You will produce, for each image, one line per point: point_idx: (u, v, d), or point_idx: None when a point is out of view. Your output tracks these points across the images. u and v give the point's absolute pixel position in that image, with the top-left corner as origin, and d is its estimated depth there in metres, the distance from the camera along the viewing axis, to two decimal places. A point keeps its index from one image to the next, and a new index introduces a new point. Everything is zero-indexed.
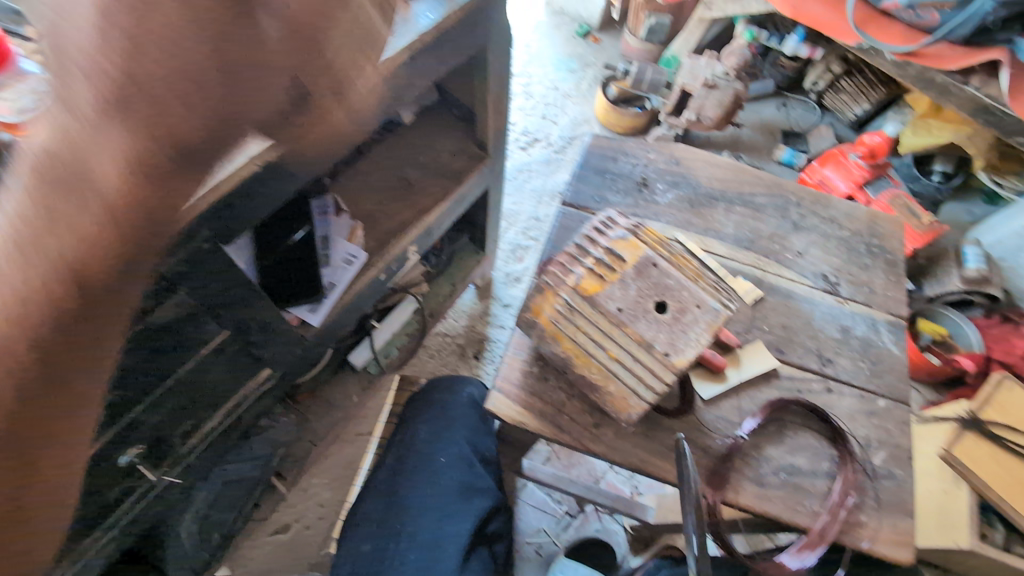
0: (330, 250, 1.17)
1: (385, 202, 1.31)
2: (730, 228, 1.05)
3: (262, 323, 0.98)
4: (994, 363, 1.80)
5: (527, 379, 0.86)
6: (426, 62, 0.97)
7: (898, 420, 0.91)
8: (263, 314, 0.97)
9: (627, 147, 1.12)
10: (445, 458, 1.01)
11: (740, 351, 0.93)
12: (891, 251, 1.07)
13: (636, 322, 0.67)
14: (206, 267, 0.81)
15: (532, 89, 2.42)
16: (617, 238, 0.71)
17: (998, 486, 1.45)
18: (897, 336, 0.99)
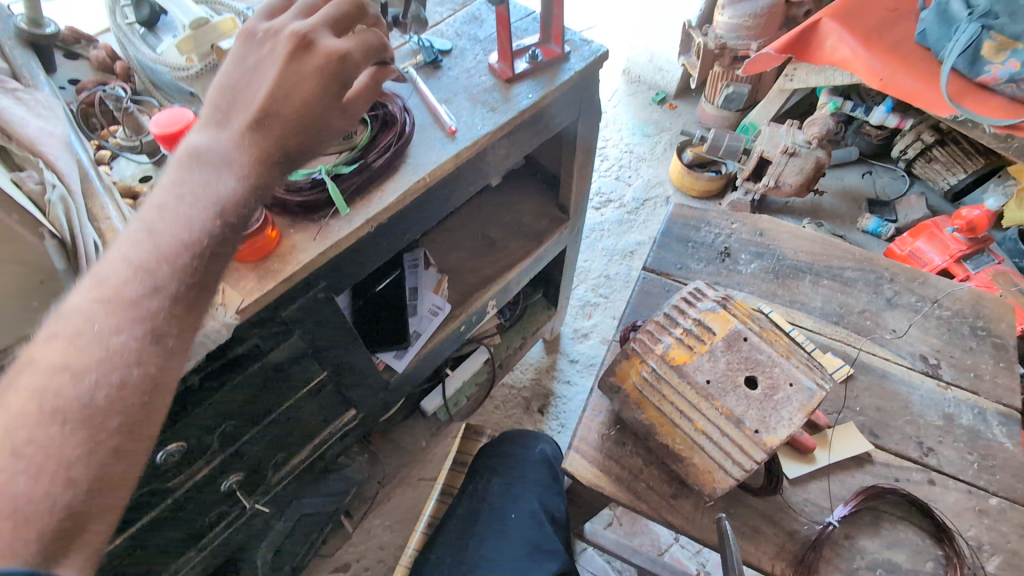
0: (417, 300, 1.26)
1: (469, 258, 1.39)
2: (818, 301, 1.03)
3: (353, 365, 1.06)
4: None
5: (605, 441, 0.87)
6: (522, 135, 1.06)
7: (1015, 522, 0.83)
8: (355, 357, 1.05)
9: (710, 216, 1.14)
10: (516, 514, 1.01)
11: (830, 430, 0.89)
12: (1000, 334, 1.01)
13: (726, 396, 0.68)
14: (319, 314, 0.89)
15: (607, 151, 2.51)
16: (707, 310, 0.73)
17: None
18: (1009, 428, 0.91)
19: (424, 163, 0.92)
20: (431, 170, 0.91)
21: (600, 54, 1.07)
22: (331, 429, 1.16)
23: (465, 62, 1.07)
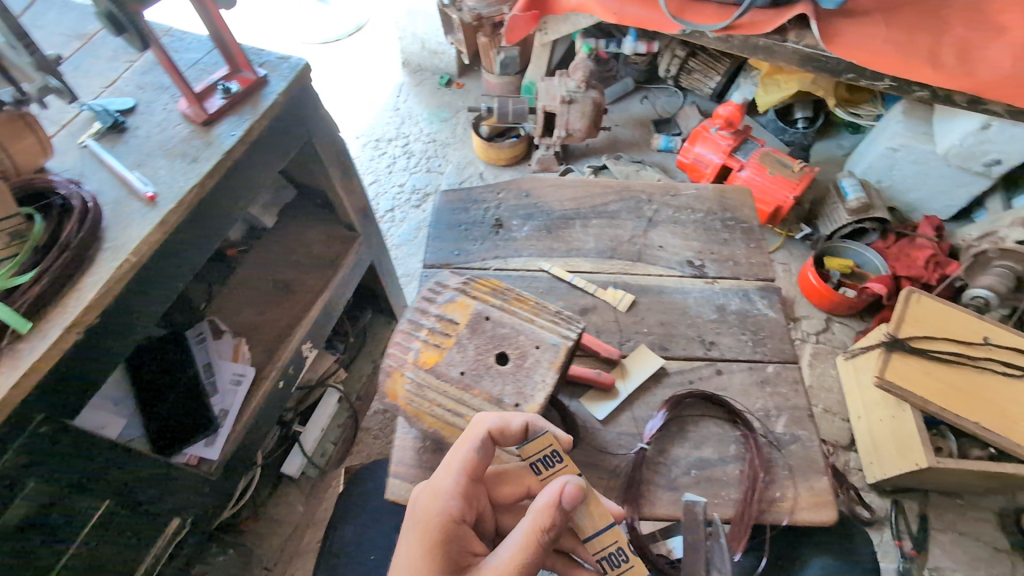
0: (214, 375, 1.14)
1: (266, 309, 1.28)
2: (591, 242, 1.08)
3: (143, 479, 0.94)
4: (902, 280, 1.87)
5: (421, 456, 0.84)
6: (249, 173, 0.97)
7: (790, 380, 0.93)
8: (144, 469, 0.94)
9: (476, 194, 1.14)
10: (376, 555, 0.96)
11: (625, 360, 0.93)
12: (745, 219, 1.11)
13: (481, 381, 0.67)
14: (57, 448, 0.77)
15: (410, 146, 2.46)
16: (447, 301, 0.72)
17: (937, 398, 1.47)
18: (769, 299, 1.02)
19: (123, 241, 0.81)
20: (134, 247, 0.80)
21: (302, 67, 1.00)
22: (154, 549, 1.03)
23: (154, 116, 0.95)
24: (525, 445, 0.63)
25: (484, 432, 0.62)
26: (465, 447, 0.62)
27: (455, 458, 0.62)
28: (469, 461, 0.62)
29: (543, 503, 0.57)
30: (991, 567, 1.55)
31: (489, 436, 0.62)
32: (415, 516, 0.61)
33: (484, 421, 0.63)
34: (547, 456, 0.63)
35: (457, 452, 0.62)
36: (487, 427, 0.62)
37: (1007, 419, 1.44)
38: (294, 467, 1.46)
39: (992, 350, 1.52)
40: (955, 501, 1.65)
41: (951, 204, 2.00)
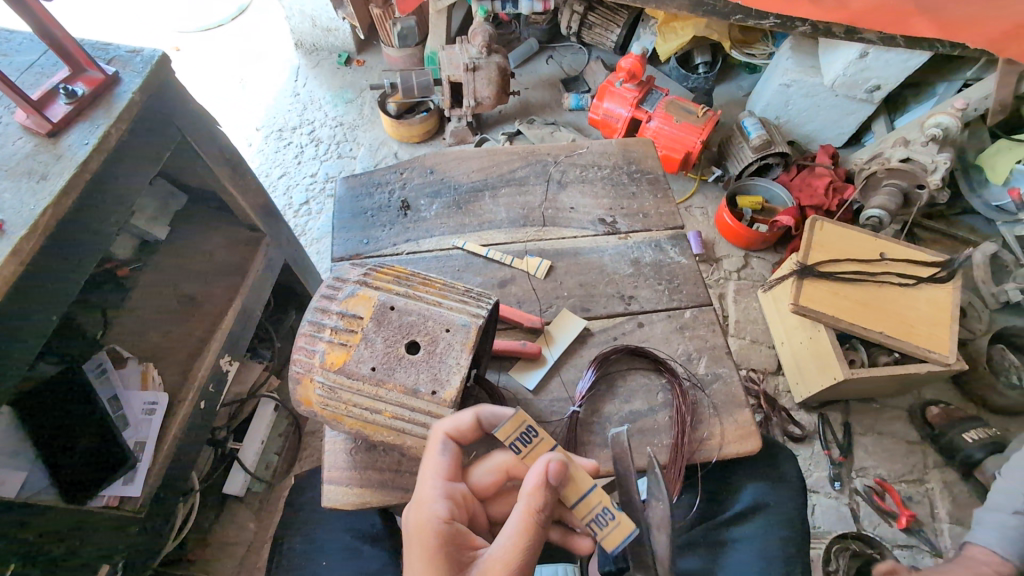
0: (123, 408, 1.04)
1: (172, 328, 1.18)
2: (503, 213, 1.06)
3: (51, 533, 0.87)
4: (807, 209, 1.99)
5: (354, 456, 0.81)
6: (117, 185, 0.88)
7: (706, 322, 0.96)
8: (51, 524, 0.87)
9: (378, 176, 1.09)
10: (327, 561, 0.93)
11: (548, 328, 0.94)
12: (650, 170, 1.13)
13: (394, 373, 0.65)
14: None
15: (315, 133, 2.33)
16: (347, 296, 0.68)
17: (846, 315, 1.58)
18: (681, 246, 1.04)
19: None
20: None
21: (158, 60, 0.90)
22: None
23: None
24: (503, 430, 0.61)
25: (454, 435, 0.62)
26: (437, 452, 0.61)
27: (432, 465, 0.61)
28: (447, 467, 0.61)
29: (526, 485, 0.55)
30: (907, 459, 1.71)
31: (461, 436, 0.62)
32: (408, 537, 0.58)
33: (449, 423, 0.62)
34: (522, 433, 0.61)
35: (432, 459, 0.61)
36: (460, 425, 0.62)
37: (906, 325, 1.58)
38: (238, 484, 1.36)
39: (889, 264, 1.65)
40: (872, 405, 1.80)
41: (843, 132, 2.12)
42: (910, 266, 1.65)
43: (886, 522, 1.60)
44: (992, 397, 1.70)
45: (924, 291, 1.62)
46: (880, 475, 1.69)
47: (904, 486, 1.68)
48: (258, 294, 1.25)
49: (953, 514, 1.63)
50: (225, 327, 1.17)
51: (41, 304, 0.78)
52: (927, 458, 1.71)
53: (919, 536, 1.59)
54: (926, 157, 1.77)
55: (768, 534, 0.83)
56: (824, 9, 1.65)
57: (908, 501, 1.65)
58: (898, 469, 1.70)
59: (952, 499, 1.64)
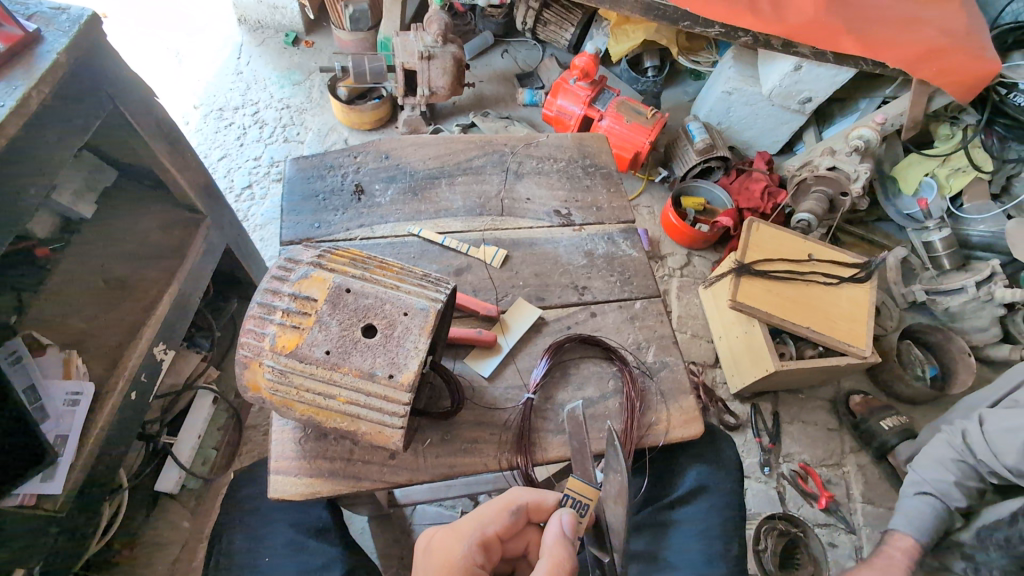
0: (42, 400, 0.94)
1: (99, 314, 1.10)
2: (459, 201, 1.06)
3: None
4: (745, 212, 2.10)
5: (303, 446, 0.79)
6: (39, 155, 0.80)
7: (654, 313, 1.00)
8: None
9: (331, 159, 1.06)
10: (271, 556, 0.90)
11: (504, 316, 0.94)
12: (604, 165, 1.16)
13: (349, 357, 0.63)
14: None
15: (260, 115, 2.22)
16: (301, 277, 0.65)
17: (777, 311, 1.69)
18: (632, 239, 1.08)
19: None
20: None
21: (87, 21, 0.83)
22: None
23: None
24: (576, 488, 0.75)
25: (522, 504, 0.74)
26: (499, 510, 0.74)
27: (488, 516, 0.73)
28: (502, 522, 0.73)
29: (552, 548, 0.68)
30: (827, 445, 1.85)
31: (528, 503, 0.75)
32: (439, 559, 0.70)
33: (523, 494, 0.76)
34: (580, 503, 0.75)
35: (488, 511, 0.74)
36: (533, 498, 0.76)
37: (829, 321, 1.70)
38: (171, 482, 1.29)
39: (816, 265, 1.77)
40: (798, 395, 1.93)
41: (778, 140, 2.25)
42: (834, 267, 1.78)
43: (809, 503, 1.73)
44: (901, 388, 1.85)
45: (847, 290, 1.75)
46: (804, 460, 1.82)
47: (824, 470, 1.81)
48: (197, 280, 1.18)
49: (866, 495, 1.78)
50: (160, 313, 1.10)
51: None
52: (844, 444, 1.86)
53: (836, 515, 1.72)
54: (850, 166, 1.93)
55: (709, 513, 0.88)
56: (762, 21, 1.75)
57: (828, 484, 1.79)
58: (820, 454, 1.84)
59: (865, 481, 1.79)
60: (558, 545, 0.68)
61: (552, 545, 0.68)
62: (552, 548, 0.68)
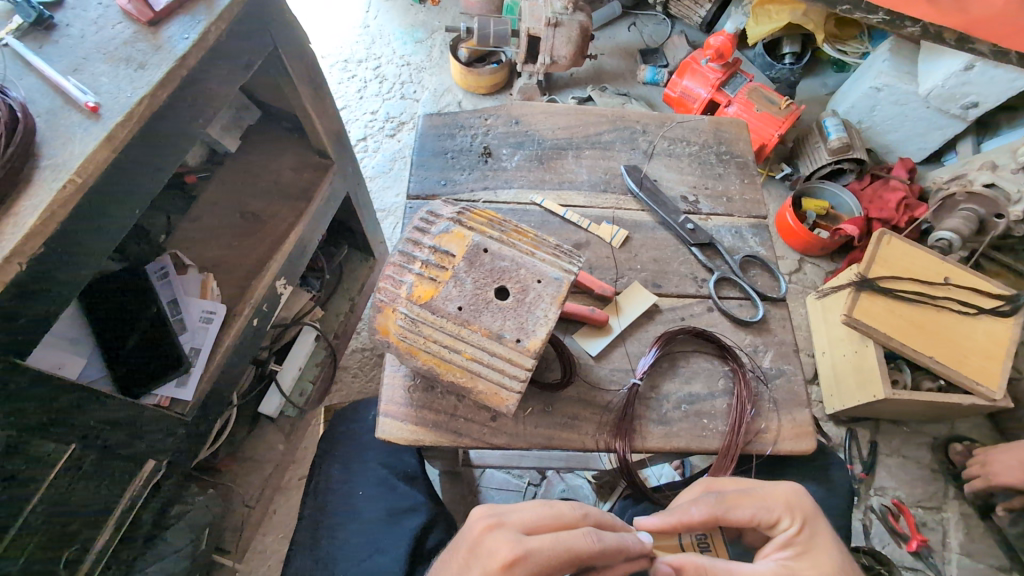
0: (183, 313, 1.04)
1: (234, 242, 1.17)
2: (584, 174, 1.03)
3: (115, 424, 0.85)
4: (874, 222, 1.90)
5: (412, 394, 0.81)
6: (210, 83, 0.84)
7: (778, 318, 0.93)
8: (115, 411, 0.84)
9: (462, 119, 1.07)
10: (364, 490, 0.96)
11: (618, 298, 0.92)
12: (740, 154, 1.09)
13: (479, 316, 0.63)
14: (22, 392, 0.67)
15: (382, 71, 2.28)
16: (441, 232, 0.66)
17: (900, 334, 1.52)
18: (761, 236, 1.01)
19: (67, 160, 0.69)
20: (80, 166, 0.68)
21: None
22: (130, 490, 0.93)
23: (89, 12, 0.80)
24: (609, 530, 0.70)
25: (793, 494, 0.70)
26: (574, 510, 0.68)
27: (567, 517, 0.67)
28: (575, 519, 0.67)
29: (774, 564, 0.65)
30: (928, 486, 1.69)
31: (728, 495, 0.71)
32: (495, 548, 0.62)
33: (731, 487, 0.74)
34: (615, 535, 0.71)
35: (563, 508, 0.68)
36: (783, 490, 0.70)
37: (959, 354, 1.51)
38: (273, 406, 1.40)
39: (952, 290, 1.56)
40: (903, 428, 1.76)
41: (926, 146, 2.01)
42: (972, 295, 1.56)
43: (896, 543, 1.60)
44: None
45: (984, 323, 1.54)
46: (898, 497, 1.67)
47: (921, 512, 1.66)
48: (321, 221, 1.24)
49: (964, 547, 1.61)
50: (285, 249, 1.16)
51: (132, 192, 0.77)
52: (948, 488, 1.68)
53: (926, 561, 1.58)
54: (1012, 185, 1.66)
55: None
56: (936, 11, 1.58)
57: (922, 528, 1.64)
58: (918, 494, 1.68)
59: (966, 533, 1.62)
60: (827, 537, 0.68)
61: (817, 548, 0.66)
62: (814, 540, 0.67)
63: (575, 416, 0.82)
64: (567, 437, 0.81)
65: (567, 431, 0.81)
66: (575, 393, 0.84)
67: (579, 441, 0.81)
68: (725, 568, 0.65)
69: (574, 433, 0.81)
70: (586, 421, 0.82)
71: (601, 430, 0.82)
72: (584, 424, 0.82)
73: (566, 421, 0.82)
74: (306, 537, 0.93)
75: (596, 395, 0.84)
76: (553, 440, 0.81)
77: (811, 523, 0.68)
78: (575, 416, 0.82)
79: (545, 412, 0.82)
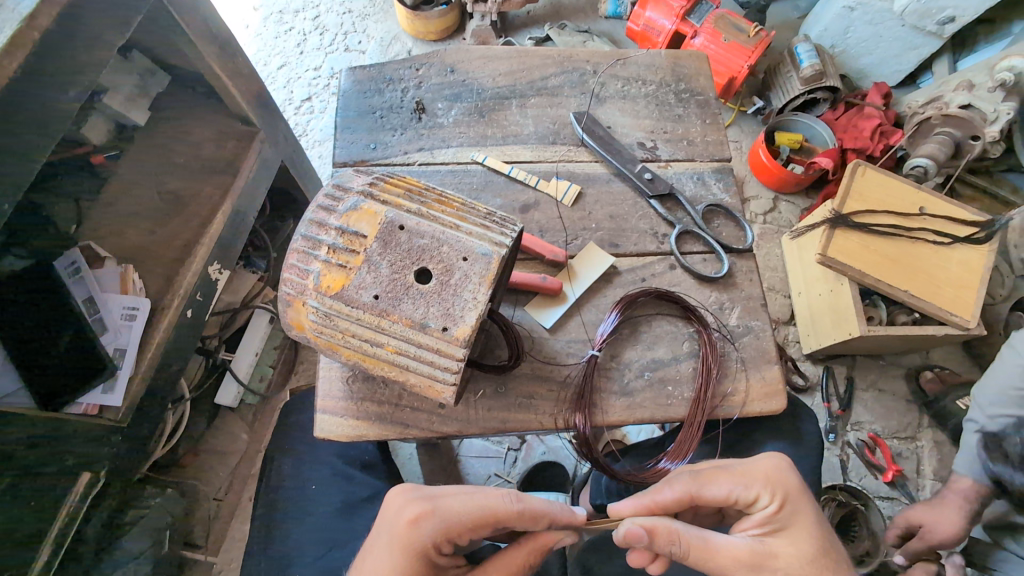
0: (100, 312, 0.95)
1: (155, 228, 1.06)
2: (530, 126, 0.93)
3: (32, 442, 0.77)
4: (848, 153, 1.82)
5: (351, 385, 0.74)
6: (78, 50, 0.72)
7: (745, 271, 0.87)
8: (29, 429, 0.76)
9: (390, 71, 0.95)
10: (317, 484, 0.90)
11: (572, 262, 0.84)
12: (701, 91, 0.99)
13: (399, 305, 0.55)
14: None
15: (322, 21, 2.09)
16: (350, 209, 0.57)
17: (876, 270, 1.47)
18: (725, 181, 0.93)
19: None
20: None
21: None
22: (65, 508, 0.87)
23: None
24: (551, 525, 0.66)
25: (776, 470, 0.67)
26: (508, 504, 0.64)
27: (499, 512, 0.63)
28: (507, 513, 0.63)
29: (749, 540, 0.64)
30: (903, 416, 1.69)
31: (704, 471, 0.68)
32: (404, 509, 0.63)
33: (705, 465, 0.71)
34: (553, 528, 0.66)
35: (496, 500, 0.64)
36: (762, 464, 0.68)
37: (933, 285, 1.48)
38: (230, 396, 1.32)
39: (927, 220, 1.51)
40: (879, 361, 1.75)
41: (900, 68, 1.91)
42: (947, 224, 1.51)
43: (872, 475, 1.62)
44: None
45: (959, 252, 1.50)
46: (874, 430, 1.68)
47: (896, 442, 1.67)
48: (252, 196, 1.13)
49: (937, 473, 1.64)
50: (213, 232, 1.06)
51: None
52: (922, 417, 1.69)
53: (902, 489, 1.61)
54: (989, 105, 1.59)
55: None
56: None
57: (897, 457, 1.66)
58: (893, 426, 1.69)
59: (940, 459, 1.64)
60: (808, 515, 0.66)
61: (796, 523, 0.65)
62: (793, 516, 0.66)
63: (530, 396, 0.76)
64: (522, 420, 0.76)
65: (522, 414, 0.75)
66: (528, 372, 0.78)
67: (535, 423, 0.76)
68: (699, 537, 0.63)
69: (530, 414, 0.75)
70: (542, 401, 0.76)
71: (560, 409, 0.76)
72: (540, 405, 0.76)
73: (522, 402, 0.76)
74: (261, 536, 0.89)
75: (552, 371, 0.78)
76: (506, 423, 0.75)
77: (792, 498, 0.66)
78: (531, 400, 0.76)
79: (498, 396, 0.76)
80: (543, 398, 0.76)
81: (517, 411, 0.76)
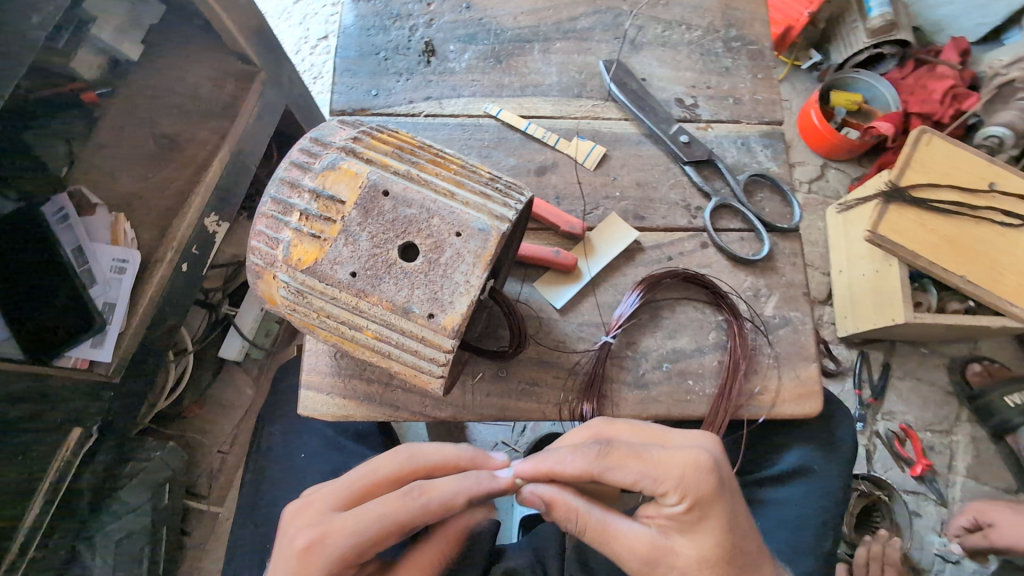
0: (89, 262, 0.90)
1: (149, 174, 1.00)
2: (554, 75, 0.82)
3: None
4: (913, 118, 1.61)
5: (339, 361, 0.68)
6: None
7: (787, 254, 0.76)
8: None
9: (397, 5, 0.84)
10: (306, 454, 0.86)
11: (591, 234, 0.75)
12: (754, 40, 0.85)
13: (379, 285, 0.47)
14: None
15: None
16: (326, 168, 0.49)
17: (931, 253, 1.32)
18: (774, 148, 0.81)
19: None
20: None
21: None
22: (57, 459, 0.89)
23: None
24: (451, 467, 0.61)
25: (696, 464, 0.55)
26: (392, 462, 0.59)
27: (390, 474, 0.59)
28: (393, 471, 0.59)
29: (648, 531, 0.57)
30: (941, 409, 1.57)
31: (616, 450, 0.56)
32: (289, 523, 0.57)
33: (624, 438, 0.59)
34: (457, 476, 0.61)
35: (386, 462, 0.59)
36: (676, 462, 0.55)
37: (996, 272, 1.32)
38: (234, 350, 1.27)
39: (999, 198, 1.33)
40: (919, 350, 1.62)
41: (984, 21, 1.68)
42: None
43: (899, 467, 1.52)
44: None
45: None
46: (906, 421, 1.57)
47: (929, 435, 1.56)
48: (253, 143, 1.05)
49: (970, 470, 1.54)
50: (208, 181, 0.99)
51: None
52: (960, 411, 1.58)
53: (930, 485, 1.50)
54: None
55: (806, 508, 0.75)
56: None
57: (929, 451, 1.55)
58: (928, 418, 1.57)
59: (975, 455, 1.53)
60: (723, 515, 0.55)
61: (706, 527, 0.55)
62: (706, 518, 0.55)
63: (536, 383, 0.69)
64: (526, 410, 0.69)
65: (525, 403, 0.68)
66: (535, 356, 0.70)
67: (539, 413, 0.69)
68: (598, 519, 0.57)
69: (534, 403, 0.69)
70: (548, 390, 0.69)
71: (567, 400, 0.69)
72: (546, 394, 0.69)
73: (526, 389, 0.69)
74: (249, 502, 0.86)
75: (561, 357, 0.70)
76: (508, 412, 0.68)
77: (705, 498, 0.54)
78: (536, 388, 0.69)
79: (499, 382, 0.69)
80: (550, 386, 0.69)
81: (520, 400, 0.69)
